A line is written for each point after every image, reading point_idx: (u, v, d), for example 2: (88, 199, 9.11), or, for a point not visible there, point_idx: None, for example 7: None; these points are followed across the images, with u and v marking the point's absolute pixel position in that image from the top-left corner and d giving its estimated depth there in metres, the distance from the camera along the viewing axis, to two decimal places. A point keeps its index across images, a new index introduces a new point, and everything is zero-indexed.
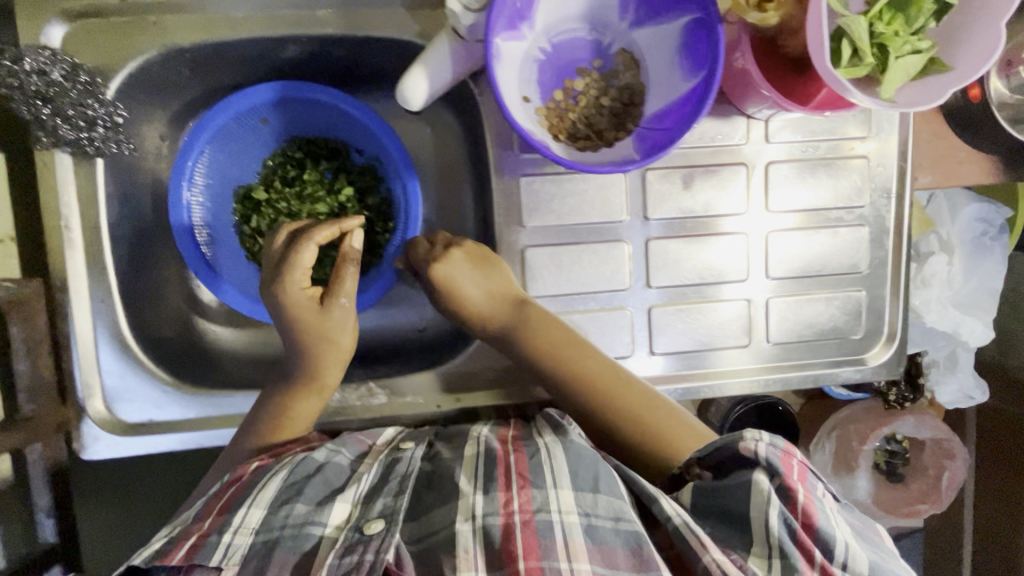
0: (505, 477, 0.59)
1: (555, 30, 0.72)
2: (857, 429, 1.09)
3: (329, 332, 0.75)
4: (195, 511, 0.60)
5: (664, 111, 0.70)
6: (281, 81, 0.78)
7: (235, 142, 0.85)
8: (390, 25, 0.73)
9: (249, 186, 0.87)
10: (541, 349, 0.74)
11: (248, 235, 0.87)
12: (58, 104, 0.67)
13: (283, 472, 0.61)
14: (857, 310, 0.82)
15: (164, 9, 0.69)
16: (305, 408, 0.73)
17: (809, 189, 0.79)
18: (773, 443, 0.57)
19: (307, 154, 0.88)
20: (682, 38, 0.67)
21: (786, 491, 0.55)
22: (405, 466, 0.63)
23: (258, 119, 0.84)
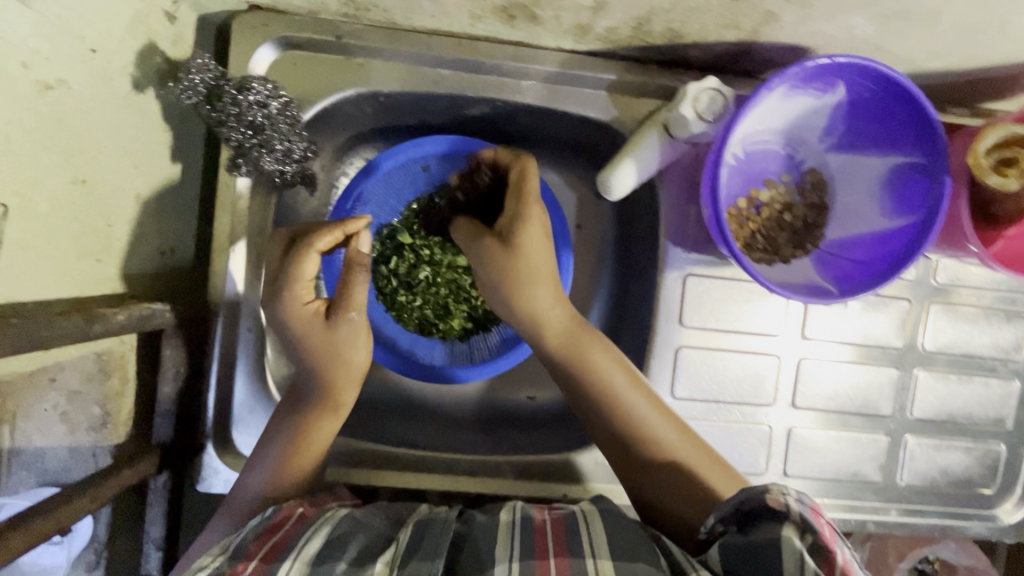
0: (541, 542, 0.55)
1: (752, 140, 0.71)
2: (894, 542, 0.93)
3: (338, 350, 0.67)
4: (242, 538, 0.55)
5: (852, 241, 0.69)
6: (458, 136, 0.79)
7: (390, 183, 0.82)
8: (590, 105, 0.72)
9: (394, 228, 0.85)
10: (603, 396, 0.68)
11: (383, 275, 0.85)
12: (266, 138, 0.64)
13: (325, 528, 0.57)
14: (993, 464, 0.80)
15: (374, 53, 0.69)
16: (319, 439, 0.67)
17: (969, 336, 0.78)
18: (800, 498, 0.53)
19: None
20: (890, 176, 0.67)
21: (819, 550, 0.50)
22: (440, 526, 0.58)
23: (421, 165, 0.82)
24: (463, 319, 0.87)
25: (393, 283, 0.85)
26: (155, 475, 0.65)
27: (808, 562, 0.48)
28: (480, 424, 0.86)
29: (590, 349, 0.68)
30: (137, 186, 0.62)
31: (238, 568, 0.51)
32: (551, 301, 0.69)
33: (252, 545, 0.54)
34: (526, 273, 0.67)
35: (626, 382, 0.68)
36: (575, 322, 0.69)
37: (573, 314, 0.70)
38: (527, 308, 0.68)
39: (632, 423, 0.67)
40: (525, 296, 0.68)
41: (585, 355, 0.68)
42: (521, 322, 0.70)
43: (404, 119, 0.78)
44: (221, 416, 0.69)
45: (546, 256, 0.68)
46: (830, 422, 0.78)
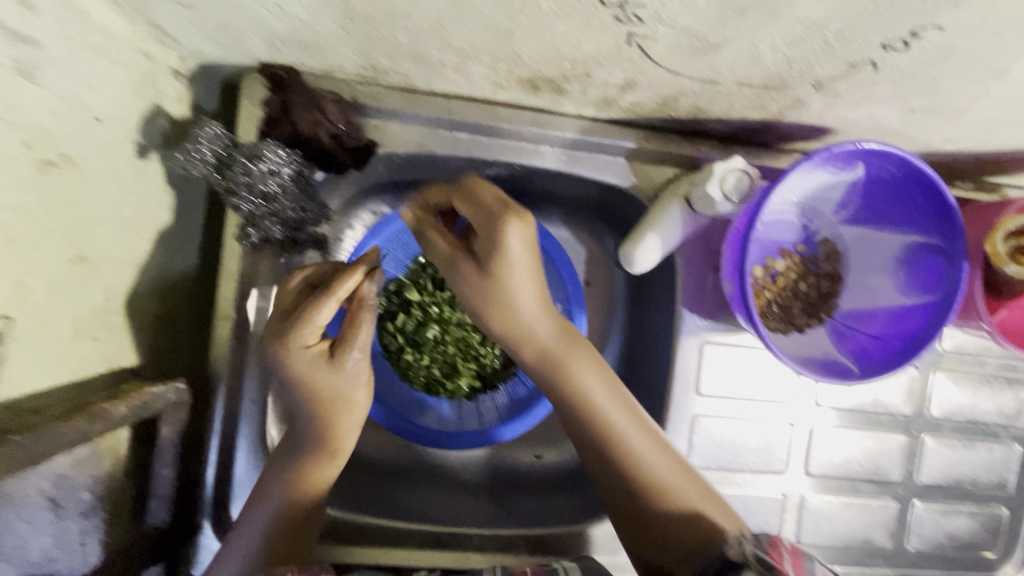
0: None
1: (770, 211, 0.71)
2: None
3: (343, 392, 0.61)
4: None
5: (866, 314, 0.70)
6: None
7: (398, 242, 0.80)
8: (607, 172, 0.71)
9: (400, 283, 0.83)
10: (613, 444, 0.62)
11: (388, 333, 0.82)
12: (282, 207, 0.64)
13: None
14: (996, 527, 0.81)
15: (390, 115, 0.67)
16: (309, 515, 0.62)
17: (972, 402, 0.79)
18: (757, 542, 0.54)
19: None
20: (904, 253, 0.67)
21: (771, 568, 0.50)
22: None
23: None
24: (471, 376, 0.84)
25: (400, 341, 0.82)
26: (146, 568, 0.60)
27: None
28: (487, 488, 0.83)
29: (577, 365, 0.62)
30: (138, 253, 0.59)
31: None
32: (544, 324, 0.61)
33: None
34: (515, 298, 0.59)
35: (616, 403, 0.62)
36: (578, 350, 0.62)
37: (565, 335, 0.62)
38: (517, 328, 0.61)
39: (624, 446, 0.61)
40: (520, 315, 0.60)
41: (572, 375, 0.62)
42: (532, 358, 0.63)
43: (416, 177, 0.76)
44: (219, 491, 0.65)
45: (530, 275, 0.59)
46: (842, 489, 0.78)
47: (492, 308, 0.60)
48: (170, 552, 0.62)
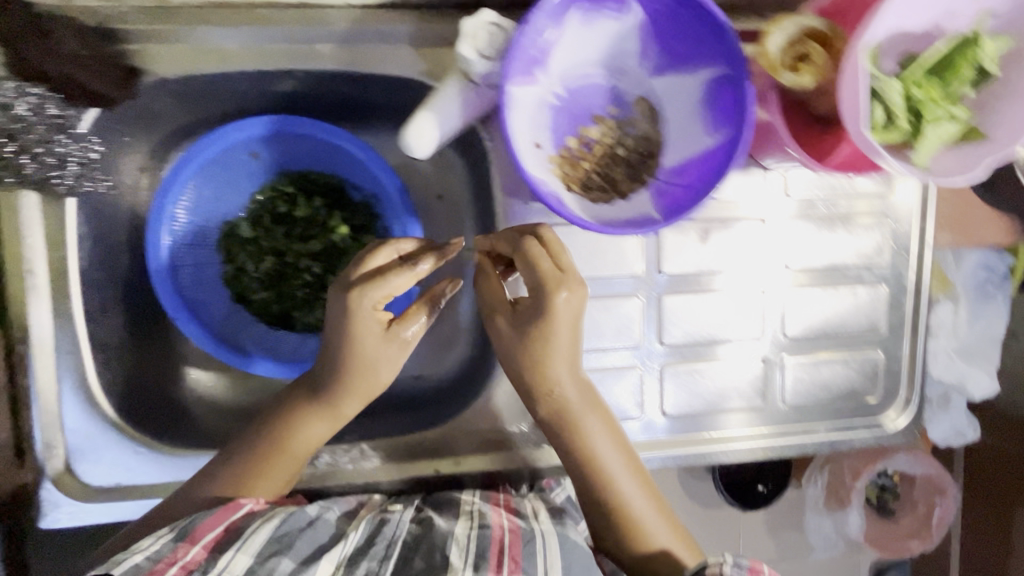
0: (498, 556, 0.59)
1: (572, 76, 0.68)
2: (849, 463, 0.98)
3: (374, 361, 0.63)
4: (188, 521, 0.59)
5: (684, 166, 0.66)
6: (273, 115, 0.73)
7: (218, 180, 0.78)
8: (395, 63, 0.67)
9: (236, 223, 0.80)
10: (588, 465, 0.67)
11: (231, 275, 0.81)
12: (23, 143, 0.61)
13: (274, 520, 0.59)
14: (873, 372, 0.79)
15: (145, 38, 0.63)
16: (285, 466, 0.66)
17: (830, 247, 0.76)
18: (738, 565, 0.59)
19: (299, 189, 0.81)
20: (706, 92, 0.64)
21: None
22: (393, 529, 0.63)
23: (248, 153, 0.78)
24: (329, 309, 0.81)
25: (243, 281, 0.81)
26: None
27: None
28: None
29: (588, 428, 0.67)
30: None
31: (179, 553, 0.55)
32: (568, 379, 0.66)
33: (197, 529, 0.57)
34: (545, 363, 0.64)
35: (605, 439, 0.67)
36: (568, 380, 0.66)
37: (585, 394, 0.67)
38: (527, 385, 0.66)
39: (597, 465, 0.67)
40: (537, 373, 0.65)
41: (580, 417, 0.67)
42: (548, 418, 0.67)
43: (217, 108, 0.73)
44: (51, 447, 0.65)
45: (563, 339, 0.63)
46: (701, 354, 0.76)
47: (527, 358, 0.64)
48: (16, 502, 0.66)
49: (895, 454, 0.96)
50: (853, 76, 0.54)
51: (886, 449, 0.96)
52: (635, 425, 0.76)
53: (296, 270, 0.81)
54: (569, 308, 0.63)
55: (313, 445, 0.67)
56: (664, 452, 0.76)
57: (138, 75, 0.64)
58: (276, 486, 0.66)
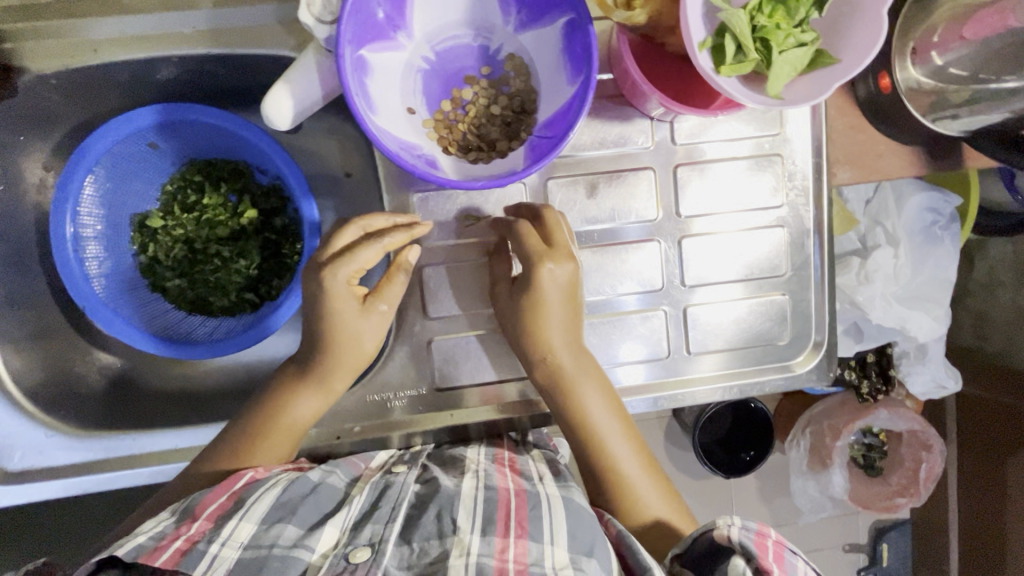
0: (504, 521, 0.59)
1: (438, 38, 0.68)
2: (831, 424, 1.02)
3: (359, 334, 0.68)
4: (192, 500, 0.62)
5: (553, 118, 0.66)
6: (163, 104, 0.73)
7: (126, 172, 0.78)
8: (264, 41, 0.69)
9: (146, 214, 0.81)
10: (582, 429, 0.70)
11: (146, 265, 0.81)
12: None
13: (277, 488, 0.63)
14: (780, 315, 0.78)
15: (24, 35, 0.66)
16: (281, 440, 0.69)
17: (724, 191, 0.75)
18: (745, 526, 0.56)
19: (207, 177, 0.81)
20: (563, 40, 0.63)
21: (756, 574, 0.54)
22: (397, 489, 0.65)
23: (146, 144, 0.77)
24: (242, 291, 0.82)
25: (158, 272, 0.81)
26: None
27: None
28: None
29: (591, 396, 0.69)
30: None
31: (183, 528, 0.58)
32: (574, 355, 0.69)
33: (199, 505, 0.61)
34: (555, 341, 0.69)
35: (603, 407, 0.70)
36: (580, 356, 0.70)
37: (579, 362, 0.69)
38: (533, 359, 0.70)
39: (590, 428, 0.70)
40: (540, 348, 0.69)
41: (581, 385, 0.69)
42: (549, 388, 0.70)
43: (107, 104, 0.73)
44: None
45: (554, 312, 0.68)
46: (602, 309, 0.76)
47: (524, 330, 0.69)
48: None
49: (874, 412, 1.00)
50: (685, 16, 0.56)
51: (867, 407, 1.00)
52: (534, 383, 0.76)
53: (210, 256, 0.81)
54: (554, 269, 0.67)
55: (309, 418, 0.70)
56: None
57: (17, 73, 0.67)
58: (285, 452, 0.69)
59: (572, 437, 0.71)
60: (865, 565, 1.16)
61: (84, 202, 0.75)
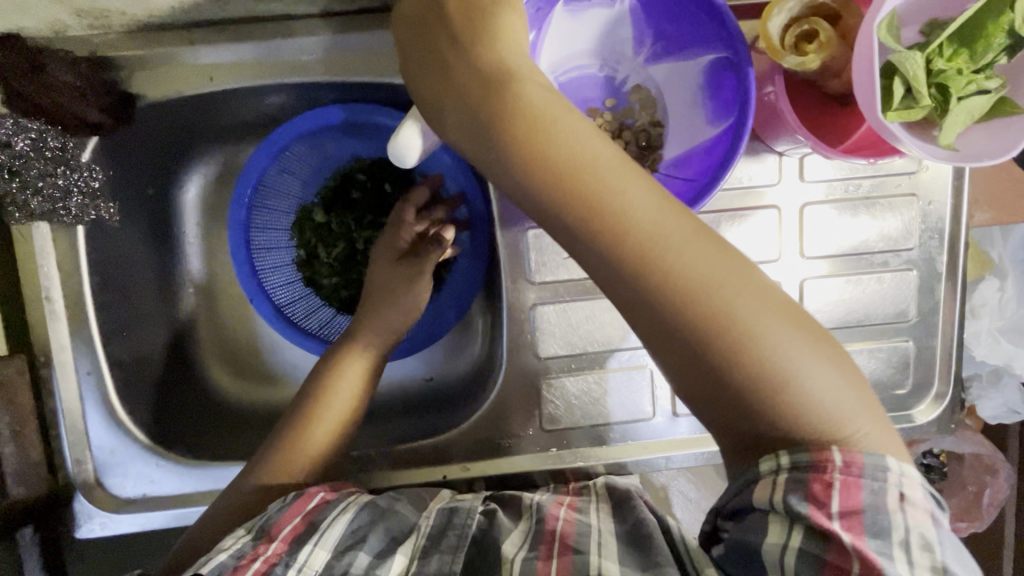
0: (551, 543, 0.55)
1: (562, 68, 0.63)
2: None
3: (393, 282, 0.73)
4: (268, 516, 0.56)
5: (687, 157, 0.62)
6: (347, 104, 0.70)
7: (269, 190, 0.78)
8: (380, 69, 0.66)
9: (309, 208, 0.81)
10: (698, 317, 0.42)
11: (303, 260, 0.82)
12: (26, 178, 0.63)
13: (349, 511, 0.57)
14: (903, 362, 0.74)
15: (137, 62, 0.64)
16: (336, 417, 0.66)
17: (851, 232, 0.71)
18: (795, 463, 0.41)
19: (370, 175, 0.81)
20: (707, 76, 0.60)
21: (816, 539, 0.41)
22: (463, 518, 0.59)
23: (324, 140, 0.77)
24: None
25: (319, 268, 0.82)
26: (17, 529, 0.66)
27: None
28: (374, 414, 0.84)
29: (740, 314, 0.42)
30: None
31: (261, 549, 0.53)
32: (701, 267, 0.42)
33: (275, 525, 0.55)
34: (651, 251, 0.42)
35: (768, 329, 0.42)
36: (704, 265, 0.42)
37: (663, 219, 0.43)
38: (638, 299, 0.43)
39: (755, 371, 0.41)
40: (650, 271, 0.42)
41: (708, 302, 0.42)
42: (624, 263, 0.42)
43: (219, 122, 0.73)
44: (79, 462, 0.68)
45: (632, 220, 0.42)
46: None
47: (626, 260, 0.42)
48: (45, 517, 0.67)
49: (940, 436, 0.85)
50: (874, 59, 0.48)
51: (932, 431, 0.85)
52: (644, 427, 0.74)
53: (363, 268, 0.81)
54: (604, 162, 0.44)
55: (354, 393, 0.68)
56: (684, 454, 0.74)
57: (134, 101, 0.65)
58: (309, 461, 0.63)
59: (680, 351, 0.43)
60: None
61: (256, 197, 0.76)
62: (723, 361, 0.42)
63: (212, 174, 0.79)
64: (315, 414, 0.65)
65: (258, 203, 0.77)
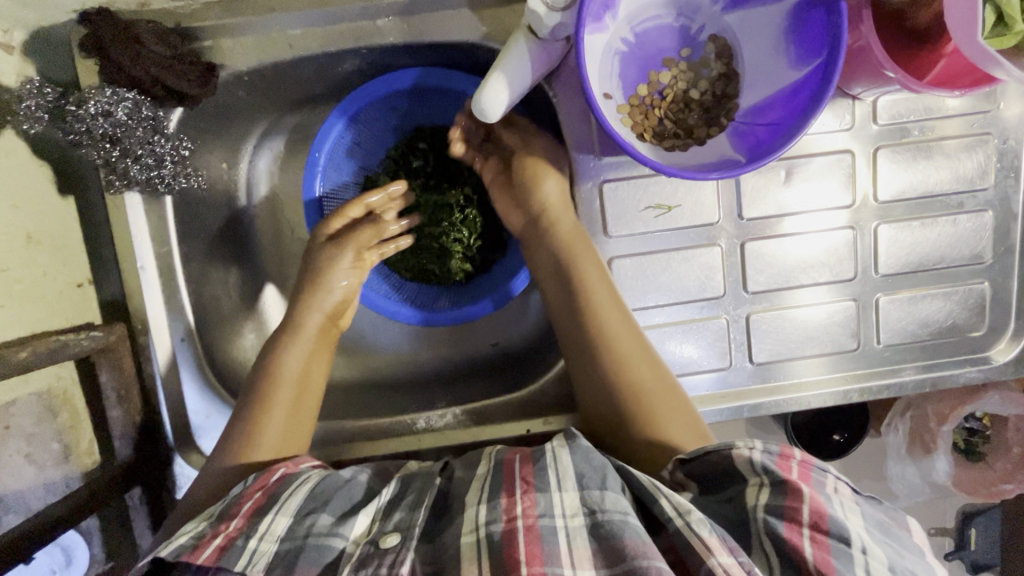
0: (510, 482, 0.54)
1: (638, 19, 0.65)
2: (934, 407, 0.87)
3: (318, 275, 0.73)
4: (226, 502, 0.56)
5: (766, 102, 0.63)
6: (421, 68, 0.72)
7: (337, 160, 0.79)
8: (456, 28, 0.66)
9: (374, 176, 0.82)
10: (617, 356, 0.65)
11: None
12: (125, 146, 0.64)
13: (309, 483, 0.57)
14: (979, 304, 0.75)
15: (221, 32, 0.65)
16: (282, 402, 0.65)
17: (923, 173, 0.71)
18: (767, 450, 0.53)
19: (432, 145, 0.81)
20: (791, 20, 0.60)
21: (780, 496, 0.50)
22: (422, 482, 0.58)
23: (390, 106, 0.79)
24: (462, 260, 0.82)
25: None
26: (127, 491, 0.67)
27: (774, 525, 0.49)
28: (447, 375, 0.86)
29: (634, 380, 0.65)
30: (25, 227, 0.63)
31: (221, 526, 0.53)
32: (647, 388, 0.64)
33: (234, 504, 0.55)
34: (629, 354, 0.65)
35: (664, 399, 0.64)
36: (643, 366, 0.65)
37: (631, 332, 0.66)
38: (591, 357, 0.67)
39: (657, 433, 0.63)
40: (618, 368, 0.65)
41: (643, 385, 0.64)
42: (585, 341, 0.67)
43: (288, 95, 0.74)
44: (179, 426, 0.70)
45: (624, 327, 0.66)
46: (782, 300, 0.74)
47: (592, 340, 0.67)
48: (151, 479, 0.69)
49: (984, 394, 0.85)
50: None
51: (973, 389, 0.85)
52: (717, 376, 0.75)
53: (434, 231, 0.82)
54: (568, 234, 0.70)
55: (303, 374, 0.68)
56: (756, 400, 0.75)
57: (217, 70, 0.66)
58: (275, 449, 0.63)
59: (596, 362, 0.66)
60: (951, 550, 0.90)
61: (326, 164, 0.78)
62: (609, 367, 0.65)
63: (280, 145, 0.80)
64: (257, 409, 0.64)
65: (329, 170, 0.79)
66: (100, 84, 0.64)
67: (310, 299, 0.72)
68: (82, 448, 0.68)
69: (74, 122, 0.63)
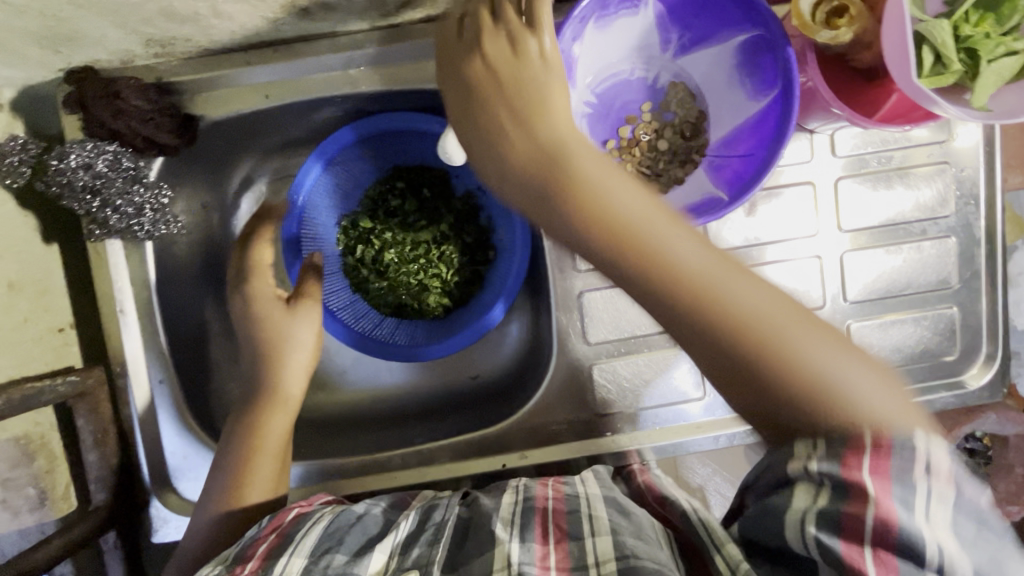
0: (541, 528, 0.55)
1: (598, 81, 0.68)
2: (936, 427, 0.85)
3: (286, 333, 0.72)
4: (242, 544, 0.56)
5: (732, 136, 0.66)
6: (395, 114, 0.74)
7: (315, 203, 0.81)
8: (424, 77, 0.69)
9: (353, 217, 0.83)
10: (687, 293, 0.44)
11: (351, 266, 0.84)
12: (105, 196, 0.67)
13: (323, 521, 0.57)
14: (950, 328, 0.75)
15: (201, 86, 0.68)
16: (263, 462, 0.66)
17: (884, 201, 0.73)
18: (829, 446, 0.41)
19: (409, 184, 0.84)
20: (742, 57, 0.63)
21: (841, 499, 0.40)
22: (442, 513, 0.59)
23: (366, 150, 0.81)
24: (439, 295, 0.84)
25: (364, 272, 0.84)
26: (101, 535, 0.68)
27: (826, 545, 0.40)
28: (428, 410, 0.86)
29: (722, 295, 0.44)
30: (7, 275, 0.65)
31: (236, 568, 0.53)
32: (746, 319, 0.43)
33: (249, 548, 0.55)
34: (690, 272, 0.44)
35: (854, 369, 0.44)
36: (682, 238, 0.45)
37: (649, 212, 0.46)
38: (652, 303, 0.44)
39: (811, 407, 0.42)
40: (703, 300, 0.44)
41: (720, 300, 0.44)
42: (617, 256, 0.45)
43: (267, 141, 0.77)
44: (155, 469, 0.70)
45: (685, 238, 0.46)
46: None
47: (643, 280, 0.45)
48: (125, 522, 0.70)
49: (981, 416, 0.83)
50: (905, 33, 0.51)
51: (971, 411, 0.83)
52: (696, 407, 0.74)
53: (411, 268, 0.83)
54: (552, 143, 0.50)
55: (283, 433, 0.69)
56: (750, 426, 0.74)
57: (197, 121, 0.69)
58: (264, 495, 0.65)
59: (659, 312, 0.45)
60: None
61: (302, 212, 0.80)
62: (698, 311, 0.44)
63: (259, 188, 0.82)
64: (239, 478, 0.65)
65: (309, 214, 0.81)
66: (84, 137, 0.67)
67: (274, 360, 0.71)
68: (59, 494, 0.68)
69: (56, 175, 0.66)
